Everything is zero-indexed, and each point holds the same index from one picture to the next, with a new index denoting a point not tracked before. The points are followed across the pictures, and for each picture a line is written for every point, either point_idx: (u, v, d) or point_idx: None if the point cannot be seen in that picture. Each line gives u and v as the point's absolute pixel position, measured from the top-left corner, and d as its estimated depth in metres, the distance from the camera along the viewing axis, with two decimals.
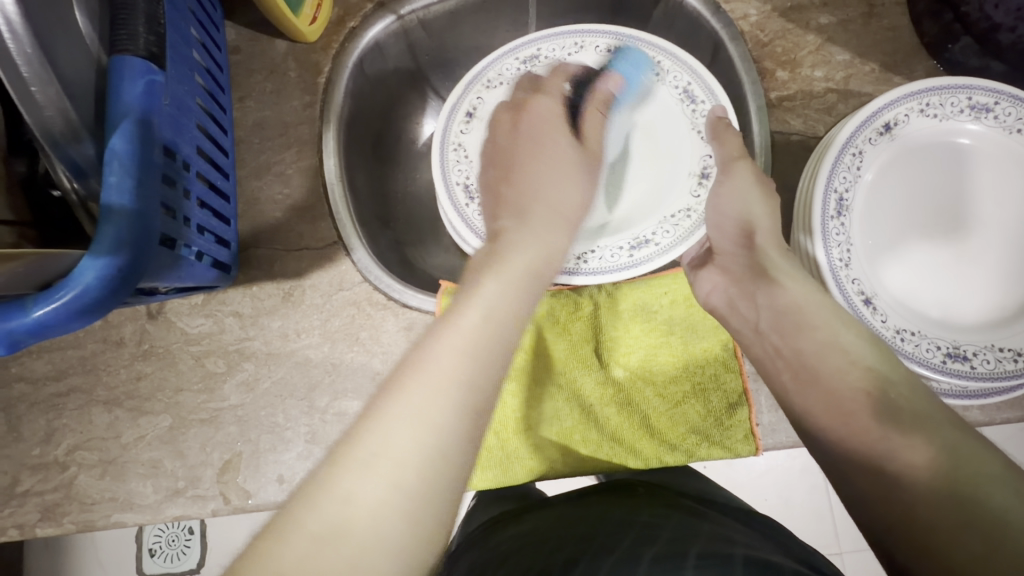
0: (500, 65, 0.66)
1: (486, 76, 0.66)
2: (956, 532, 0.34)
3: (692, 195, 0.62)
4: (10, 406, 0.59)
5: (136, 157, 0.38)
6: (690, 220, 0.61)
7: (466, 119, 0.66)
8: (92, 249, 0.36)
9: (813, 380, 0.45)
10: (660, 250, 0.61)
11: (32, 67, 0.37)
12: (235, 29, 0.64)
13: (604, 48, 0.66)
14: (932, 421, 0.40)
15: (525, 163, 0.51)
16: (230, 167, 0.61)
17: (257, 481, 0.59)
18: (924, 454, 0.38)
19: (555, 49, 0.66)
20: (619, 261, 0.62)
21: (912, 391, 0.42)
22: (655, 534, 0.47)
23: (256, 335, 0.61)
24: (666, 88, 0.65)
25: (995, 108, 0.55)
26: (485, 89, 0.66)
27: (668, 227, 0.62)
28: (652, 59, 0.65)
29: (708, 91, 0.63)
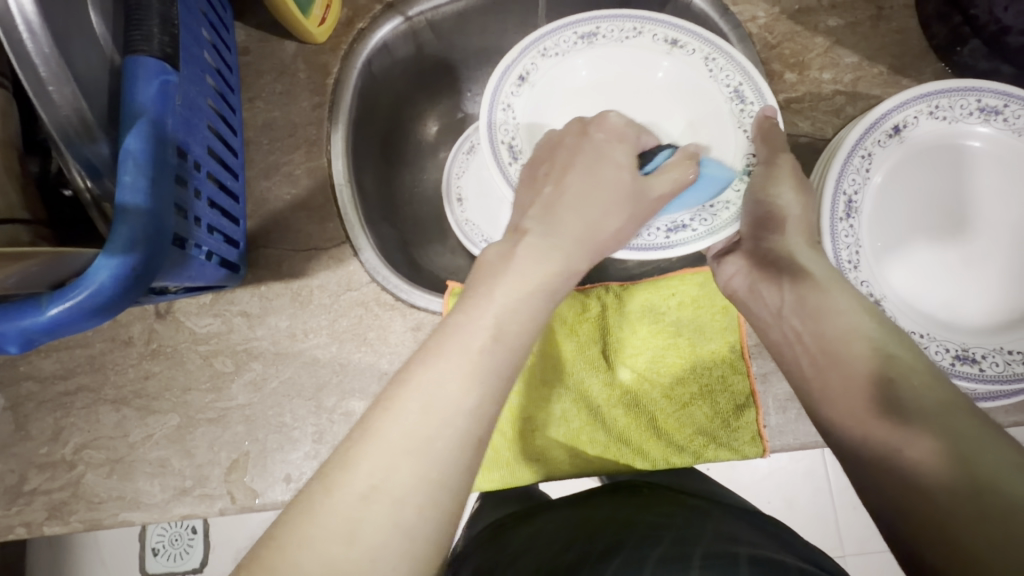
0: (558, 35, 0.59)
1: (543, 44, 0.59)
2: (968, 528, 0.33)
3: (732, 188, 0.56)
4: (19, 405, 0.60)
5: (150, 157, 0.38)
6: (729, 212, 0.55)
7: (517, 83, 0.59)
8: (107, 248, 0.36)
9: (828, 372, 0.45)
10: (696, 237, 0.54)
11: (50, 68, 0.37)
12: (244, 30, 0.64)
13: (662, 37, 0.59)
14: (946, 413, 0.39)
15: (568, 174, 0.50)
16: (239, 168, 0.60)
17: (264, 481, 0.59)
18: (934, 448, 0.37)
19: (614, 30, 0.60)
20: (655, 242, 0.54)
21: (929, 380, 0.41)
22: (658, 535, 0.46)
23: (263, 335, 0.61)
24: (715, 86, 0.58)
25: (1005, 111, 0.54)
26: (540, 57, 0.59)
27: (707, 215, 0.55)
28: (704, 55, 0.58)
29: (759, 92, 0.56)
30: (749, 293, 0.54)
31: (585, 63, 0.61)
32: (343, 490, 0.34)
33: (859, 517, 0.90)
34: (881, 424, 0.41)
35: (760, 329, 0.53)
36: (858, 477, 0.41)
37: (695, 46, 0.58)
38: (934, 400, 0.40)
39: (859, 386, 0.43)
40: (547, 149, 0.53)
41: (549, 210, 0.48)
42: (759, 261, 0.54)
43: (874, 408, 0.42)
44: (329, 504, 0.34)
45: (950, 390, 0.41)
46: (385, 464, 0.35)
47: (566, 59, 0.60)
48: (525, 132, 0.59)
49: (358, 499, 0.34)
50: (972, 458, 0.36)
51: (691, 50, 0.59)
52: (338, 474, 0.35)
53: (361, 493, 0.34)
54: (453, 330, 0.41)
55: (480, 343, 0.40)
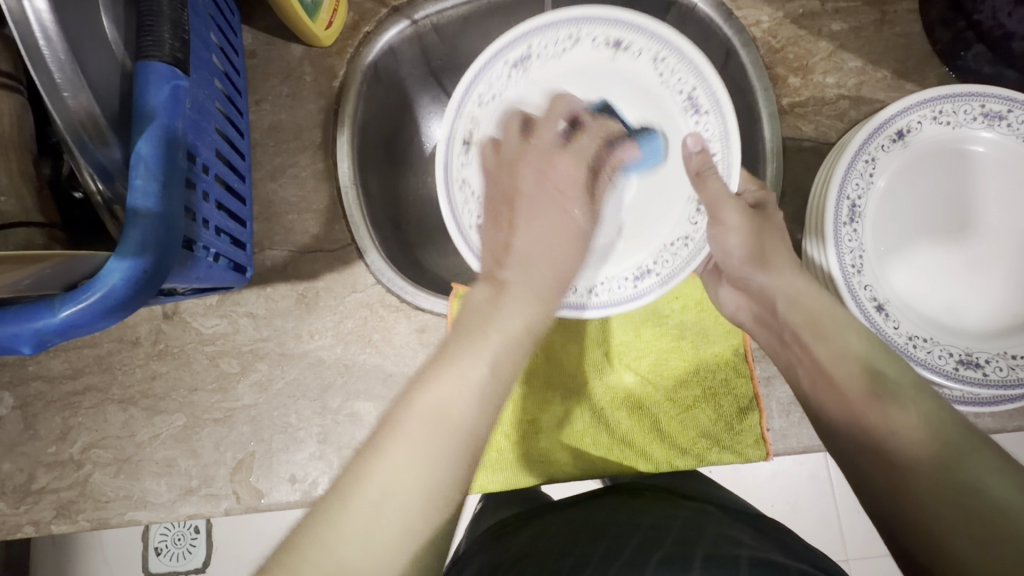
0: (489, 76, 0.57)
1: (476, 90, 0.57)
2: (957, 536, 0.35)
3: (690, 223, 0.57)
4: (27, 404, 0.60)
5: (161, 161, 0.39)
6: (690, 247, 0.56)
7: (463, 147, 0.57)
8: (119, 251, 0.37)
9: (821, 393, 0.46)
10: (661, 281, 0.56)
11: (65, 73, 0.37)
12: (251, 33, 0.64)
13: (602, 40, 0.57)
14: (935, 424, 0.40)
15: (530, 225, 0.48)
16: (246, 170, 0.61)
17: (270, 481, 0.59)
18: (925, 455, 0.39)
19: (548, 46, 0.58)
20: (626, 293, 0.56)
21: (920, 390, 0.43)
22: (660, 535, 0.47)
23: (269, 336, 0.61)
24: (669, 92, 0.57)
25: (1009, 116, 0.54)
26: (477, 108, 0.57)
27: (669, 256, 0.57)
28: (653, 55, 0.57)
29: (713, 100, 0.54)
30: (754, 324, 0.54)
31: (528, 87, 0.59)
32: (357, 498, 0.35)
33: (863, 521, 0.90)
34: (873, 437, 0.42)
35: (763, 344, 0.54)
36: (854, 485, 0.42)
37: (640, 46, 0.57)
38: (923, 412, 0.41)
39: (847, 398, 0.44)
40: (497, 189, 0.51)
41: (521, 256, 0.47)
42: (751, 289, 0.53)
43: (859, 418, 0.43)
44: (347, 511, 0.35)
45: (937, 402, 0.42)
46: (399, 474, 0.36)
47: (504, 96, 0.59)
48: None
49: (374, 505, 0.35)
50: (959, 469, 0.38)
51: (637, 51, 0.57)
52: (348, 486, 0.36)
53: (375, 498, 0.35)
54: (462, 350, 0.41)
55: (482, 375, 0.40)
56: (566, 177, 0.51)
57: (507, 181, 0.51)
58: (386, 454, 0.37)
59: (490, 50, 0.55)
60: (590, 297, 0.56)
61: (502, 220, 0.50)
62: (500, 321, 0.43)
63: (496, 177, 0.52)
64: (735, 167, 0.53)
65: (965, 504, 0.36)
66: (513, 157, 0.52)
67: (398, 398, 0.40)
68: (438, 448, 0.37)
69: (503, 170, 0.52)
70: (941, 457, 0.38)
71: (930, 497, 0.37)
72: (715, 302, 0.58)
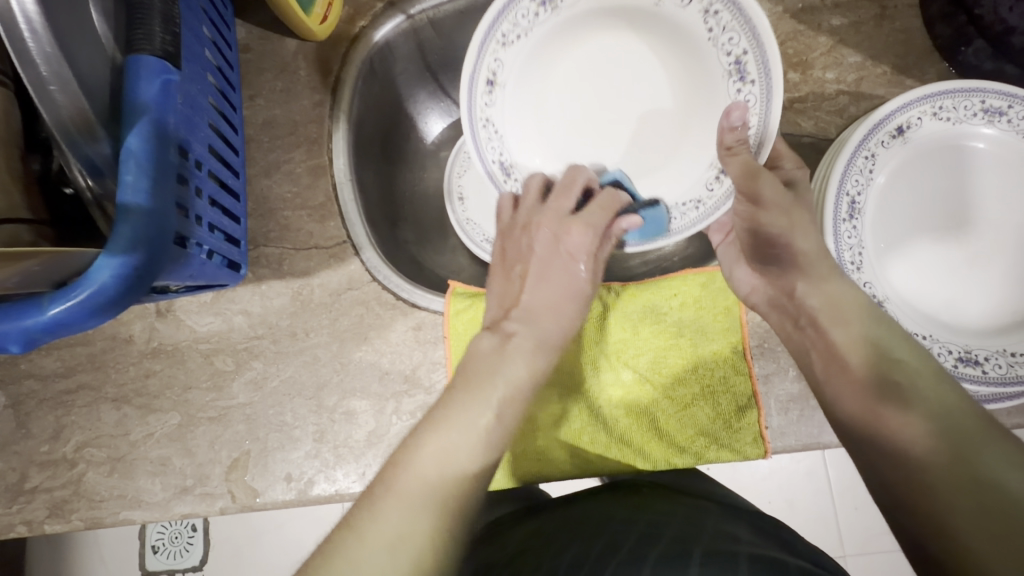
0: (516, 12, 0.55)
1: (501, 29, 0.55)
2: (965, 526, 0.35)
3: (706, 187, 0.55)
4: (20, 403, 0.60)
5: (152, 156, 0.38)
6: (702, 209, 0.54)
7: (487, 88, 0.56)
8: (108, 248, 0.36)
9: (834, 378, 0.47)
10: (664, 232, 0.56)
11: (52, 66, 0.37)
12: (245, 28, 0.63)
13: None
14: (947, 414, 0.40)
15: (538, 285, 0.55)
16: (240, 166, 0.60)
17: (265, 480, 0.59)
18: (935, 445, 0.39)
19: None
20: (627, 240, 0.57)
21: (937, 380, 0.43)
22: (658, 532, 0.47)
23: (265, 334, 0.61)
24: (715, 49, 0.53)
25: (1009, 112, 0.54)
26: (501, 48, 0.56)
27: (679, 213, 0.56)
28: (704, 6, 0.52)
29: (763, 68, 0.49)
30: (766, 307, 0.54)
31: (559, 25, 0.57)
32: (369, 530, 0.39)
33: (860, 518, 0.90)
34: (882, 422, 0.42)
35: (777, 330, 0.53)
36: (867, 473, 0.42)
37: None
38: (936, 401, 0.41)
39: (858, 388, 0.45)
40: (513, 247, 0.58)
41: (528, 312, 0.53)
42: (769, 271, 0.54)
43: (875, 407, 0.43)
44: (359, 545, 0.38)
45: (954, 392, 0.42)
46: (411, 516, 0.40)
47: (532, 34, 0.57)
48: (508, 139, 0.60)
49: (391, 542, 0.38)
50: (971, 459, 0.38)
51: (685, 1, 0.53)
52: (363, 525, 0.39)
53: (391, 541, 0.38)
54: (464, 397, 0.46)
55: (486, 420, 0.46)
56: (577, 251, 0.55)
57: (521, 241, 0.57)
58: (393, 491, 0.41)
59: None
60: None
61: (517, 276, 0.56)
62: (506, 372, 0.48)
63: (515, 230, 0.58)
64: (769, 141, 0.48)
65: (976, 495, 0.36)
66: (526, 219, 0.57)
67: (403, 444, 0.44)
68: (436, 479, 0.42)
69: (517, 229, 0.57)
70: (952, 445, 0.39)
71: (942, 487, 0.38)
72: (730, 281, 0.57)
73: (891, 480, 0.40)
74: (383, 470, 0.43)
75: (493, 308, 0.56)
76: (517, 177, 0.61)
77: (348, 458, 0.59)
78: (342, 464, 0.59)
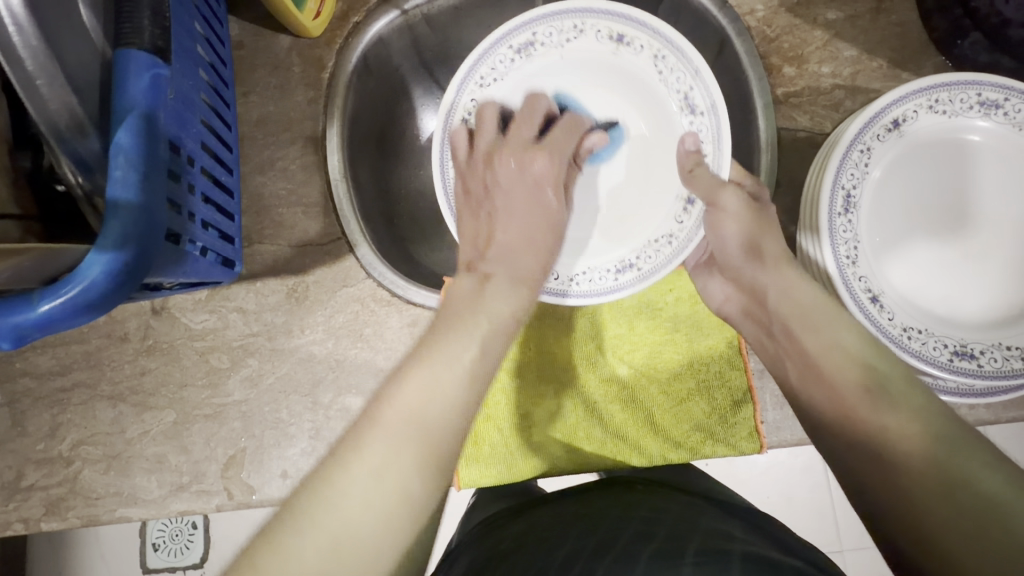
0: (494, 57, 0.57)
1: (479, 73, 0.58)
2: (948, 532, 0.35)
3: (676, 221, 0.58)
4: (15, 401, 0.60)
5: (141, 151, 0.38)
6: (672, 245, 0.57)
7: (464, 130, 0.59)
8: (98, 243, 0.36)
9: (813, 390, 0.46)
10: (641, 276, 0.57)
11: (37, 60, 0.37)
12: (238, 24, 0.63)
13: (606, 33, 0.57)
14: (926, 414, 0.40)
15: (510, 220, 0.53)
16: (234, 163, 0.60)
17: (261, 476, 0.59)
18: (917, 449, 0.38)
19: (552, 34, 0.58)
20: (606, 285, 0.58)
21: (909, 386, 0.43)
22: (652, 530, 0.47)
23: (260, 331, 0.61)
24: (667, 90, 0.58)
25: (1006, 104, 0.54)
26: (478, 89, 0.58)
27: (652, 252, 0.58)
28: (654, 52, 0.57)
29: (710, 101, 0.55)
30: (739, 316, 0.54)
31: (530, 76, 0.60)
32: (343, 478, 0.35)
33: (858, 513, 0.90)
34: (863, 428, 0.42)
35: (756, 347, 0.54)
36: (842, 474, 0.42)
37: (643, 42, 0.57)
38: (915, 407, 0.41)
39: (847, 392, 0.44)
40: (475, 183, 0.56)
41: (503, 249, 0.51)
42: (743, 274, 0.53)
43: (855, 412, 0.43)
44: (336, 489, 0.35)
45: (927, 396, 0.42)
46: (391, 474, 0.36)
47: (506, 79, 0.59)
48: None
49: (362, 483, 0.35)
50: (949, 460, 0.37)
51: (639, 47, 0.57)
52: (330, 476, 0.35)
53: (366, 481, 0.35)
54: (444, 345, 0.42)
55: (470, 355, 0.42)
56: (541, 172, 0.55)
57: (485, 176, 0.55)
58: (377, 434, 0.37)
59: (491, 35, 0.55)
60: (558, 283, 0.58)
61: (485, 214, 0.54)
62: (486, 309, 0.46)
63: (474, 166, 0.56)
64: (726, 157, 0.54)
65: (955, 497, 0.35)
66: (488, 152, 0.56)
67: (387, 384, 0.40)
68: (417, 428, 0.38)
69: (480, 163, 0.56)
70: (935, 446, 0.38)
71: (920, 494, 0.37)
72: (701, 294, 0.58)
73: (869, 480, 0.40)
74: (367, 410, 0.39)
75: (465, 250, 0.53)
76: None
77: None
78: None
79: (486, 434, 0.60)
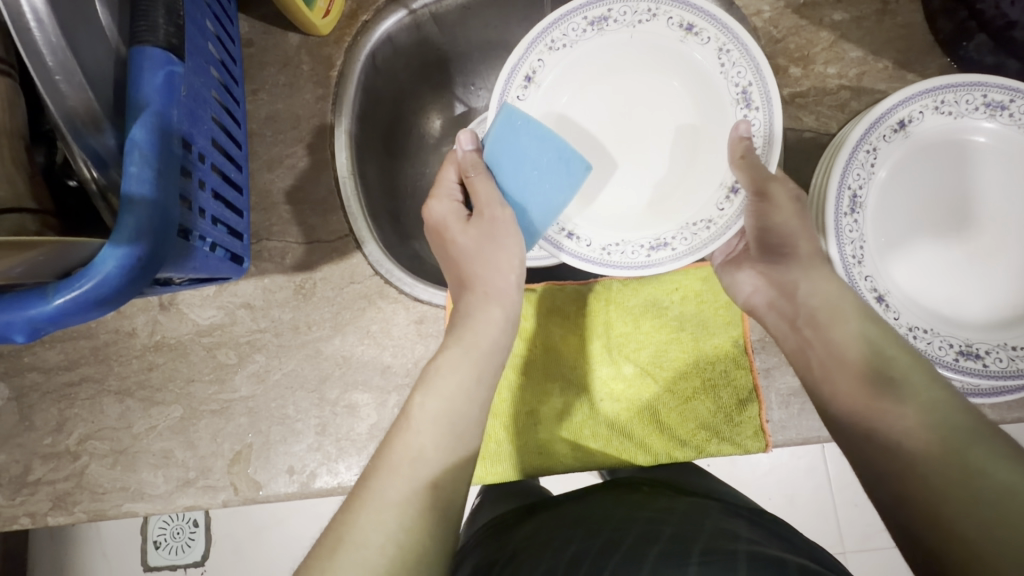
0: (567, 23, 0.55)
1: (551, 35, 0.56)
2: (961, 518, 0.37)
3: (716, 207, 0.55)
4: (24, 395, 0.60)
5: (155, 148, 0.38)
6: (710, 231, 0.54)
7: (523, 85, 0.57)
8: (112, 238, 0.36)
9: (833, 374, 0.48)
10: (674, 256, 0.55)
11: (57, 56, 0.38)
12: (247, 22, 0.63)
13: (677, 21, 0.54)
14: (941, 407, 0.42)
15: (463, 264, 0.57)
16: (242, 159, 0.60)
17: (267, 473, 0.59)
18: (935, 441, 0.41)
19: (627, 12, 0.55)
20: (637, 259, 0.55)
21: (930, 377, 0.44)
22: (657, 530, 0.47)
23: (267, 327, 0.61)
24: (725, 84, 0.54)
25: (1011, 106, 0.54)
26: (548, 51, 0.56)
27: (689, 234, 0.55)
28: (719, 45, 0.53)
29: (764, 99, 0.52)
30: (762, 310, 0.55)
31: (601, 49, 0.57)
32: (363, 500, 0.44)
33: (860, 514, 0.90)
34: (883, 421, 0.44)
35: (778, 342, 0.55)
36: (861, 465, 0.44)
37: (711, 34, 0.53)
38: (931, 399, 0.43)
39: (866, 386, 0.46)
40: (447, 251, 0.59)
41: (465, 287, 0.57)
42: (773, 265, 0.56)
43: (874, 403, 0.45)
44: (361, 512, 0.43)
45: (946, 389, 0.44)
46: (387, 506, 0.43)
47: (576, 49, 0.57)
48: None
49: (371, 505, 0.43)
50: (965, 451, 0.39)
51: (707, 38, 0.54)
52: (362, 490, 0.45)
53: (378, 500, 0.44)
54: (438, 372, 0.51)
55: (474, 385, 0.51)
56: (439, 215, 0.59)
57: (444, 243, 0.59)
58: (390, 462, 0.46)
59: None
60: (589, 250, 0.56)
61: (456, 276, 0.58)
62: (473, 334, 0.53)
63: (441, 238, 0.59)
64: (775, 150, 0.52)
65: (971, 486, 0.38)
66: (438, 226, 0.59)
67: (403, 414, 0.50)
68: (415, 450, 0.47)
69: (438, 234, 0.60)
70: (949, 434, 0.40)
71: (938, 479, 0.39)
72: (727, 288, 0.58)
73: (886, 472, 0.42)
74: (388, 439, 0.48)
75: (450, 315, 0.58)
76: None
77: (350, 451, 0.59)
78: (344, 457, 0.59)
79: (491, 433, 0.60)
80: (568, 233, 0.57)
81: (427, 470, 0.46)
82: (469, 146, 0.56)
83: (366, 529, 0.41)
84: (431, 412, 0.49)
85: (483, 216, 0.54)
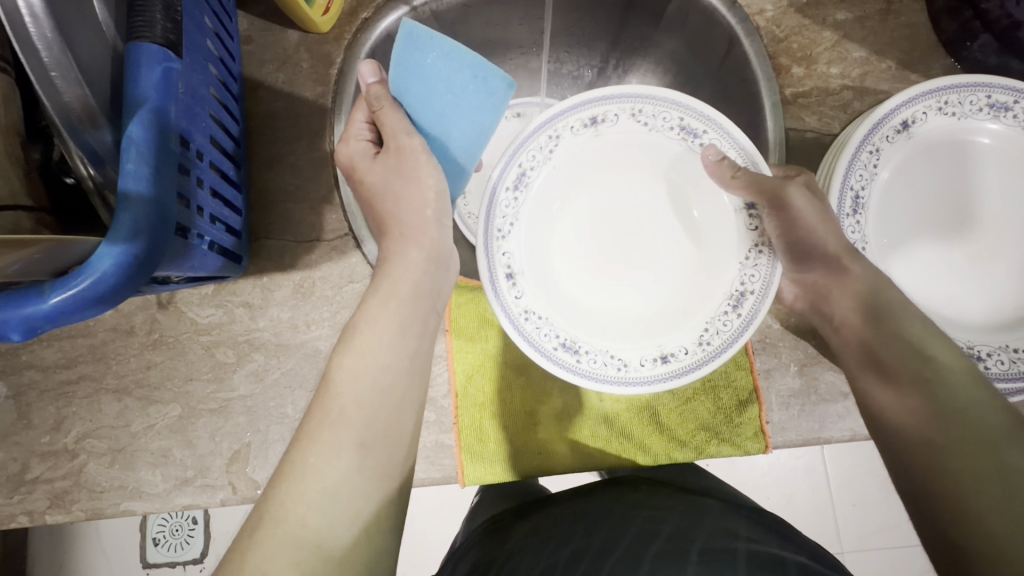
0: (499, 209, 0.53)
1: (494, 227, 0.53)
2: (984, 521, 0.37)
3: (749, 229, 0.54)
4: (20, 393, 0.60)
5: (152, 145, 0.38)
6: (767, 256, 0.52)
7: (510, 281, 0.54)
8: (108, 235, 0.36)
9: (866, 374, 0.47)
10: (762, 298, 0.51)
11: (52, 52, 0.37)
12: (246, 19, 0.63)
13: (580, 124, 0.54)
14: (976, 413, 0.41)
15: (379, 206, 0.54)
16: (241, 157, 0.60)
17: (266, 471, 0.59)
18: (961, 445, 0.40)
19: (536, 155, 0.54)
20: (736, 328, 0.52)
21: (971, 379, 0.44)
22: (656, 529, 0.47)
23: (265, 326, 0.61)
24: (661, 131, 0.55)
25: (1015, 107, 0.53)
26: (504, 241, 0.54)
27: (752, 269, 0.53)
28: (632, 111, 0.54)
29: (705, 119, 0.52)
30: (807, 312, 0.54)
31: (535, 198, 0.57)
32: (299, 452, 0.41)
33: (859, 513, 0.90)
34: (914, 424, 0.43)
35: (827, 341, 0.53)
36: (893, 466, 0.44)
37: (614, 111, 0.54)
38: (969, 403, 0.42)
39: (899, 386, 0.45)
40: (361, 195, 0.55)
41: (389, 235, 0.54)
42: None
43: (908, 404, 0.44)
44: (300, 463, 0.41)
45: (986, 391, 0.43)
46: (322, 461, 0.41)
47: (519, 215, 0.56)
48: (557, 317, 0.55)
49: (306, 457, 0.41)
50: (992, 457, 0.39)
51: (615, 117, 0.54)
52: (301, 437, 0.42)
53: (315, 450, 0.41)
54: (372, 318, 0.48)
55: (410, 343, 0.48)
56: (349, 159, 0.55)
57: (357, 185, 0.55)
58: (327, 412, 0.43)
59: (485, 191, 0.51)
60: (691, 357, 0.53)
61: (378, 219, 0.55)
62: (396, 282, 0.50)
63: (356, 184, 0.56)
64: (757, 157, 0.51)
65: (1000, 495, 0.37)
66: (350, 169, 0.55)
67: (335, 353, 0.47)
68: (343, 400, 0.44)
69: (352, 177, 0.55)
70: (978, 438, 0.40)
71: (962, 482, 0.39)
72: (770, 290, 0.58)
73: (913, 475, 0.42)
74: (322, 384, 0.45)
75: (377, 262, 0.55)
76: (588, 348, 0.53)
77: None
78: None
79: (490, 436, 0.59)
80: (662, 357, 0.53)
81: (358, 427, 0.43)
82: (371, 79, 0.52)
83: (286, 505, 0.39)
84: (353, 366, 0.45)
85: (391, 149, 0.52)
